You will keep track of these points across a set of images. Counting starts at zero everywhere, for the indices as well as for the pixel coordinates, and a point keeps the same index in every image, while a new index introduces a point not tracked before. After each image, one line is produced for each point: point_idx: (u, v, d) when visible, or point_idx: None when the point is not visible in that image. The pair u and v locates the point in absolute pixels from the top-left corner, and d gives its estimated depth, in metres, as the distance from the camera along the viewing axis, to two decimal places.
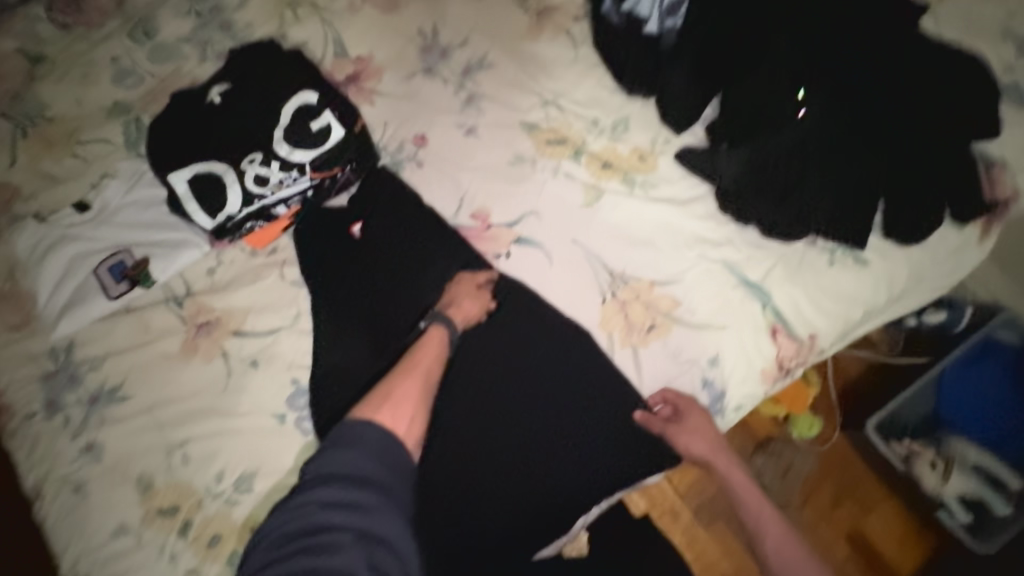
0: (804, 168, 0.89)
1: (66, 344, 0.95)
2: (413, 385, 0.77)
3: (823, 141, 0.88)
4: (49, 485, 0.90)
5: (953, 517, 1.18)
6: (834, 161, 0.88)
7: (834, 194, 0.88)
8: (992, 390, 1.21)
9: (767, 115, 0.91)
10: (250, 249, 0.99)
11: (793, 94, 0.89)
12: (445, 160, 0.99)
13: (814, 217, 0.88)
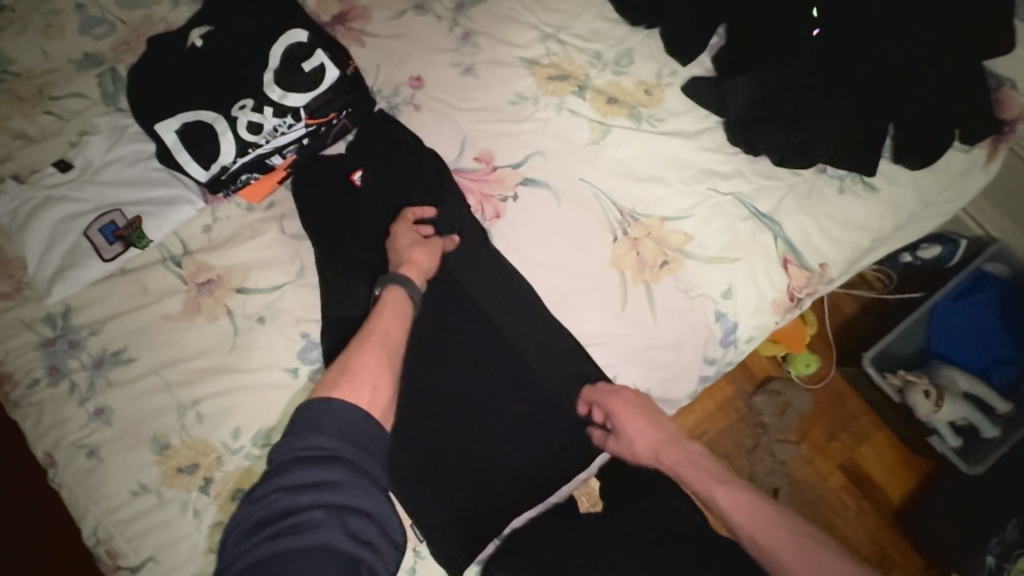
0: (818, 93, 0.85)
1: (62, 310, 0.92)
2: (372, 356, 0.73)
3: (838, 62, 0.84)
4: (61, 451, 0.88)
5: (943, 441, 1.19)
6: (848, 83, 0.84)
7: (848, 118, 0.85)
8: (979, 320, 1.25)
9: (777, 38, 0.87)
10: (246, 204, 0.95)
11: (806, 13, 0.84)
12: (444, 101, 0.95)
13: (826, 143, 0.86)
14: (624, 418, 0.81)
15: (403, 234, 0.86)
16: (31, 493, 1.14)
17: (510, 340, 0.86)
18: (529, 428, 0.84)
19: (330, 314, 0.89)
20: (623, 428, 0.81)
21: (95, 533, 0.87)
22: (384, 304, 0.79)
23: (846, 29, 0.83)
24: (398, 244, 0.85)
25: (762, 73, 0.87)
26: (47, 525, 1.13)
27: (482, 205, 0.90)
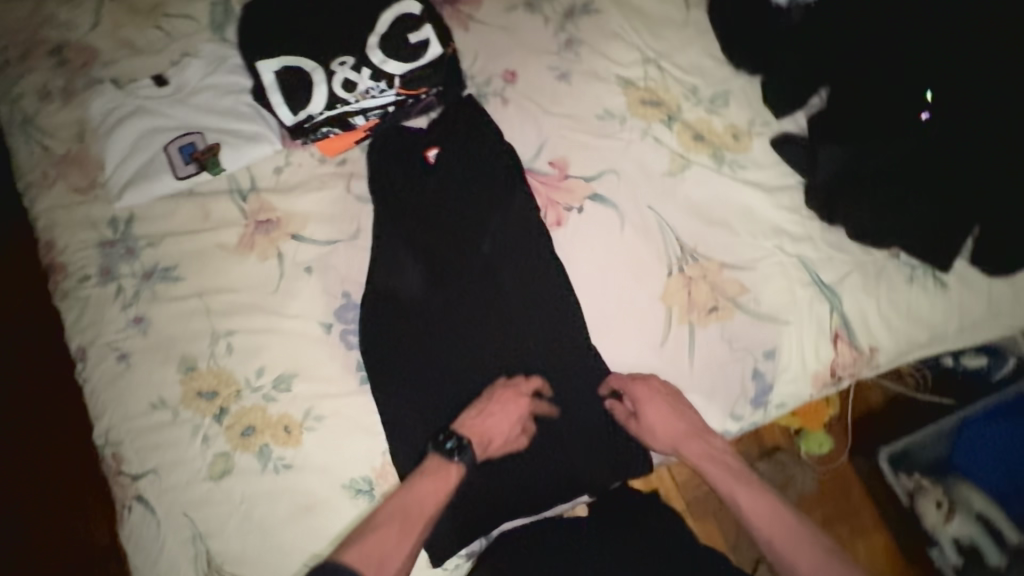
0: (910, 179, 0.84)
1: (126, 217, 0.95)
2: (397, 527, 0.74)
3: (940, 153, 0.82)
4: (95, 349, 0.91)
5: (944, 556, 1.14)
6: (944, 177, 0.82)
7: (934, 212, 0.83)
8: (1009, 445, 1.19)
9: (884, 113, 0.84)
10: (320, 155, 0.98)
11: (919, 95, 0.82)
12: (533, 102, 0.96)
13: (905, 230, 0.85)
14: (648, 414, 0.81)
15: (510, 407, 0.82)
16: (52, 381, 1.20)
17: (542, 349, 0.87)
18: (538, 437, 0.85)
19: (375, 281, 0.90)
20: (646, 423, 0.81)
21: (106, 434, 0.89)
22: (422, 471, 0.79)
23: (960, 120, 0.80)
24: (498, 420, 0.82)
25: (857, 145, 0.85)
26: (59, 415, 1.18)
27: (546, 209, 0.91)
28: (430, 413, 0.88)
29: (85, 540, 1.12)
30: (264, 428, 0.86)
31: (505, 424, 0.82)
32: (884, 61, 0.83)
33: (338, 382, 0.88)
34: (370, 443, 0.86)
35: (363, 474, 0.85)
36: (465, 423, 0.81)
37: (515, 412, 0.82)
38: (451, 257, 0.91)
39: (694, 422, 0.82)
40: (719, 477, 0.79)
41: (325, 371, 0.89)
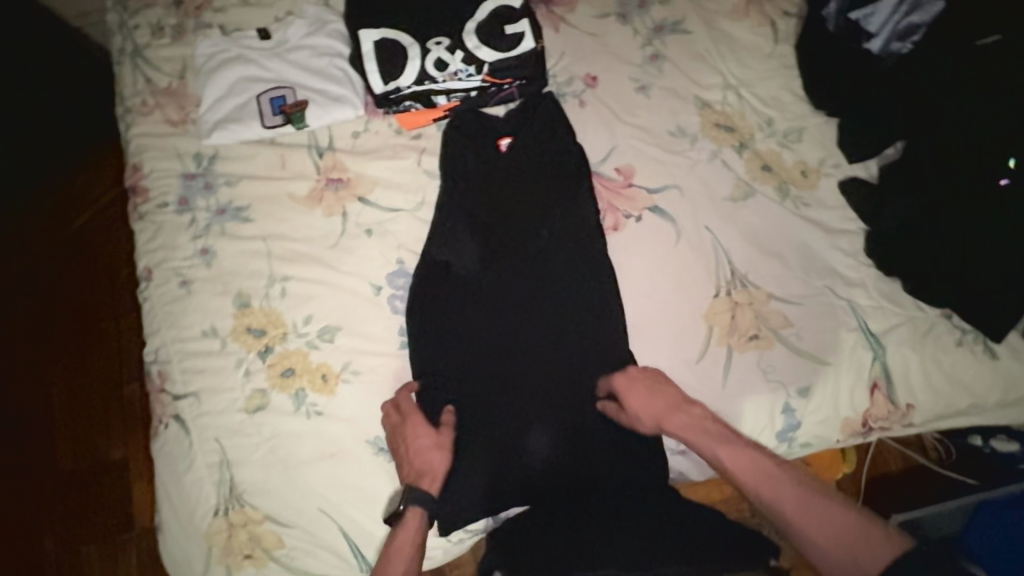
0: (976, 245, 0.81)
1: (210, 154, 1.01)
2: None
3: (1013, 224, 0.79)
4: (160, 271, 0.97)
5: None
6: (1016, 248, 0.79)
7: (996, 283, 0.81)
8: None
9: (960, 174, 0.82)
10: (397, 127, 1.02)
11: (1002, 160, 0.78)
12: (609, 108, 0.98)
13: (960, 296, 0.84)
14: (630, 396, 0.82)
15: (418, 433, 0.83)
16: (102, 307, 1.32)
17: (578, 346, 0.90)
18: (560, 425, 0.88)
19: (431, 253, 0.93)
20: (629, 404, 0.83)
21: (156, 352, 0.94)
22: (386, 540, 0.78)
23: None
24: (426, 451, 0.83)
25: (924, 201, 0.85)
26: (103, 338, 1.30)
27: (605, 212, 0.93)
28: (461, 387, 0.90)
29: (101, 456, 1.23)
30: (303, 372, 0.90)
31: (439, 452, 0.83)
32: (970, 124, 0.80)
33: (379, 342, 0.92)
34: None
35: None
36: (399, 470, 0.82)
37: (431, 433, 0.84)
38: (508, 243, 0.94)
39: (676, 399, 0.81)
40: (705, 445, 0.78)
41: (369, 329, 0.92)
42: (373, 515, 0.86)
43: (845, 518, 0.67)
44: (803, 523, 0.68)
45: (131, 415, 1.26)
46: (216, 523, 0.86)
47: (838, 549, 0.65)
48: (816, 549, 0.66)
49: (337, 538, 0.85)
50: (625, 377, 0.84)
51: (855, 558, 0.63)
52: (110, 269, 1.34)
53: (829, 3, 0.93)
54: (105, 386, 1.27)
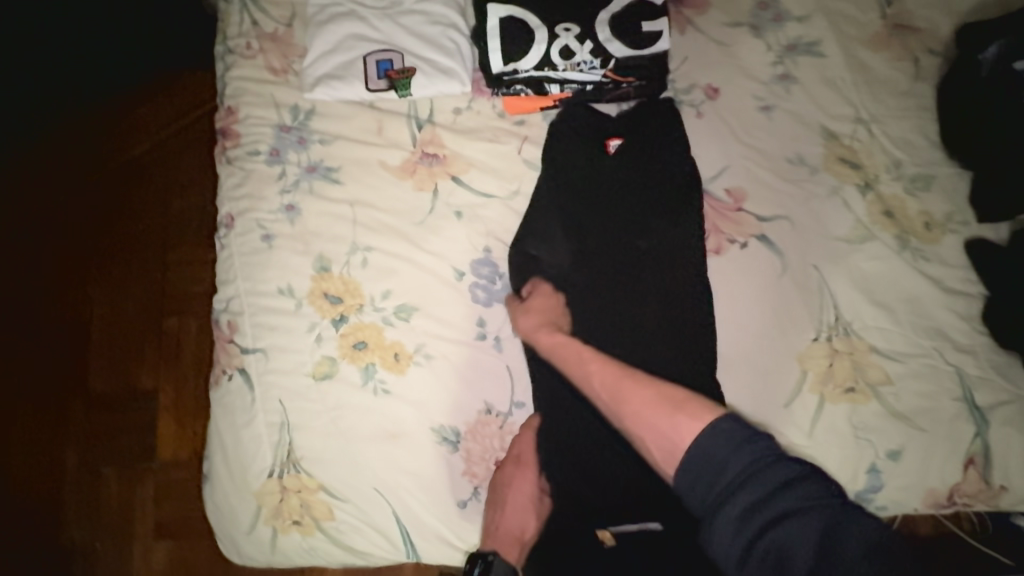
0: None
1: (308, 109, 0.98)
2: None
3: None
4: (243, 220, 0.95)
5: None
6: None
7: None
8: None
9: None
10: (501, 109, 0.98)
11: None
12: (728, 124, 0.93)
13: None
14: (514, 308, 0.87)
15: (521, 489, 0.83)
16: (153, 238, 1.31)
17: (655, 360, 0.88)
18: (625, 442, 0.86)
19: (523, 246, 0.92)
20: (512, 318, 0.87)
21: (227, 301, 0.93)
22: None
23: None
24: (514, 512, 0.82)
25: None
26: (151, 269, 1.29)
27: (709, 233, 0.88)
28: (534, 389, 0.87)
29: (134, 386, 1.24)
30: (376, 347, 0.88)
31: (524, 518, 0.83)
32: None
33: (454, 329, 0.89)
34: (471, 398, 0.86)
35: (453, 425, 0.85)
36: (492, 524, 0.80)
37: (526, 495, 0.84)
38: (604, 249, 0.94)
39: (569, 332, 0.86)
40: (569, 356, 0.81)
41: (446, 314, 0.89)
42: (427, 503, 0.84)
43: (669, 397, 0.70)
44: (638, 410, 0.72)
45: (168, 351, 1.26)
46: (269, 484, 0.85)
47: (666, 424, 0.67)
48: (658, 430, 0.68)
49: (388, 520, 0.84)
50: (526, 290, 0.90)
51: (673, 427, 0.66)
52: (165, 202, 1.32)
53: (987, 48, 0.89)
54: (147, 319, 1.27)
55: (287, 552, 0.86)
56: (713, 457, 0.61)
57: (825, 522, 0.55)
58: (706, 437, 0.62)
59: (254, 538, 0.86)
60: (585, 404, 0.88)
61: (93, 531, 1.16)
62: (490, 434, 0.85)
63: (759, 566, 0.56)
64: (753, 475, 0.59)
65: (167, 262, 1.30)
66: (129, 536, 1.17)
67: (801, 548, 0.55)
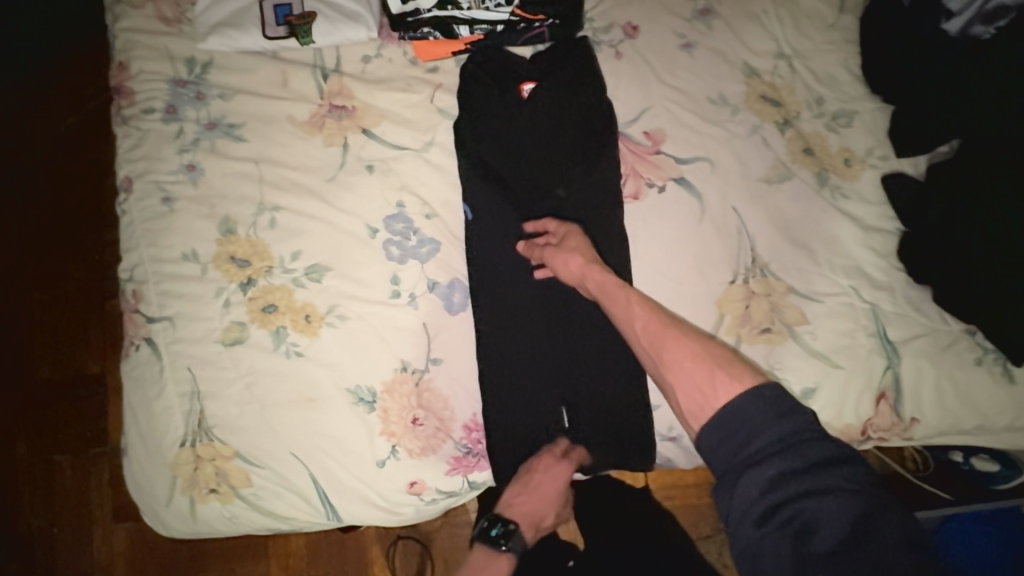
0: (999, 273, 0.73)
1: (205, 61, 0.92)
2: None
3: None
4: (141, 183, 0.89)
5: None
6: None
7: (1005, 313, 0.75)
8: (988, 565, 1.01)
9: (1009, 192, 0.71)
10: (412, 56, 0.93)
11: None
12: (647, 63, 0.89)
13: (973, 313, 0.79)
14: (556, 253, 0.80)
15: (547, 486, 0.85)
16: (79, 216, 1.24)
17: (580, 312, 0.86)
18: (543, 393, 0.85)
19: (439, 200, 0.88)
20: (552, 262, 0.80)
21: (131, 270, 0.88)
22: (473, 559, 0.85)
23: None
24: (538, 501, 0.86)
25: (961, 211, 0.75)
26: (87, 247, 1.23)
27: (627, 178, 0.85)
28: (452, 346, 0.84)
29: (78, 367, 1.19)
30: (286, 310, 0.84)
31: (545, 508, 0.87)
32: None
33: (369, 288, 0.86)
34: (387, 356, 0.83)
35: (369, 385, 0.83)
36: (514, 506, 0.86)
37: (551, 493, 0.86)
38: (525, 200, 0.88)
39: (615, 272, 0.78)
40: (611, 298, 0.73)
41: (360, 274, 0.86)
42: (348, 466, 0.82)
43: (710, 355, 0.62)
44: (672, 359, 0.64)
45: (109, 330, 1.21)
46: (183, 454, 0.82)
47: (703, 384, 0.60)
48: (689, 386, 0.61)
49: (307, 483, 0.82)
50: (566, 236, 0.81)
51: (712, 390, 0.58)
52: (89, 177, 1.25)
53: None
54: (84, 297, 1.21)
55: (209, 522, 0.84)
56: (744, 419, 0.54)
57: (866, 508, 0.48)
58: (746, 400, 0.55)
59: (173, 510, 0.84)
60: (509, 363, 0.84)
61: (49, 516, 1.14)
62: (406, 391, 0.82)
63: (780, 535, 0.49)
64: (791, 446, 0.52)
65: (105, 240, 1.23)
66: (87, 517, 1.14)
67: (832, 529, 0.48)
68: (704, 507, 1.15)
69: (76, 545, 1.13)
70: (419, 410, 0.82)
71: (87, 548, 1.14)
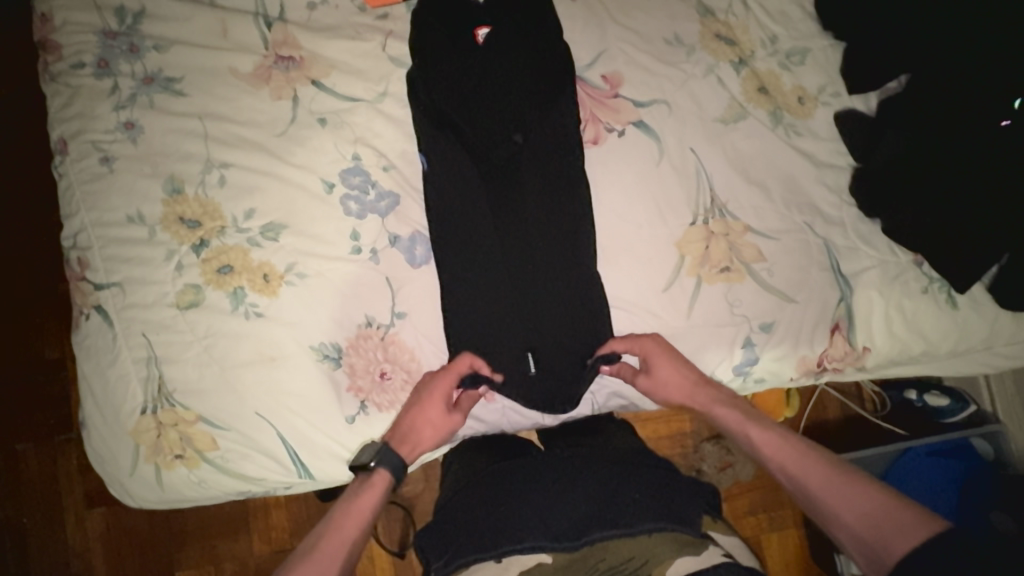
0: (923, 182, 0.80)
1: (135, 10, 0.86)
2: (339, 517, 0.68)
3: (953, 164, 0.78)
4: (77, 144, 0.84)
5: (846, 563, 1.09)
6: (946, 192, 0.79)
7: (919, 224, 0.82)
8: (939, 496, 1.07)
9: (934, 105, 0.80)
10: (360, 2, 0.90)
11: (980, 99, 0.76)
12: (602, 4, 0.88)
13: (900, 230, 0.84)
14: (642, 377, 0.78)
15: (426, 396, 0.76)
16: (15, 191, 1.16)
17: (541, 259, 0.85)
18: (510, 342, 0.84)
19: (396, 152, 0.87)
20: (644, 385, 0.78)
21: (75, 237, 0.84)
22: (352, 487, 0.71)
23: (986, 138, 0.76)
24: (438, 429, 0.76)
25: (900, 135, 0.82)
26: (29, 227, 1.16)
27: (586, 123, 0.85)
28: (417, 301, 0.83)
29: (34, 350, 1.14)
30: (242, 270, 0.82)
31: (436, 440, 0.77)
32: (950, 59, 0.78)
33: (328, 244, 0.84)
34: (351, 311, 0.83)
35: (334, 341, 0.82)
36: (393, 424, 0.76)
37: (421, 405, 0.76)
38: (484, 149, 0.85)
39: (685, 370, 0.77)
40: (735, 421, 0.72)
41: (318, 231, 0.84)
42: (316, 424, 0.82)
43: (874, 502, 0.57)
44: (820, 492, 0.61)
45: (65, 312, 1.16)
46: (144, 421, 0.80)
47: (866, 529, 0.56)
48: (847, 529, 0.58)
49: (274, 443, 0.81)
50: (651, 360, 0.79)
51: (883, 541, 0.54)
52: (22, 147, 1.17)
53: None
54: (31, 280, 1.15)
55: (176, 488, 0.83)
56: None
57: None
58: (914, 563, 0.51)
59: (138, 478, 0.82)
60: (473, 314, 0.83)
61: (16, 506, 1.10)
62: (372, 346, 0.82)
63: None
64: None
65: (48, 219, 1.17)
66: (56, 505, 1.11)
67: None
68: (677, 456, 1.20)
69: (48, 533, 1.11)
70: (386, 364, 0.82)
71: (59, 534, 1.11)
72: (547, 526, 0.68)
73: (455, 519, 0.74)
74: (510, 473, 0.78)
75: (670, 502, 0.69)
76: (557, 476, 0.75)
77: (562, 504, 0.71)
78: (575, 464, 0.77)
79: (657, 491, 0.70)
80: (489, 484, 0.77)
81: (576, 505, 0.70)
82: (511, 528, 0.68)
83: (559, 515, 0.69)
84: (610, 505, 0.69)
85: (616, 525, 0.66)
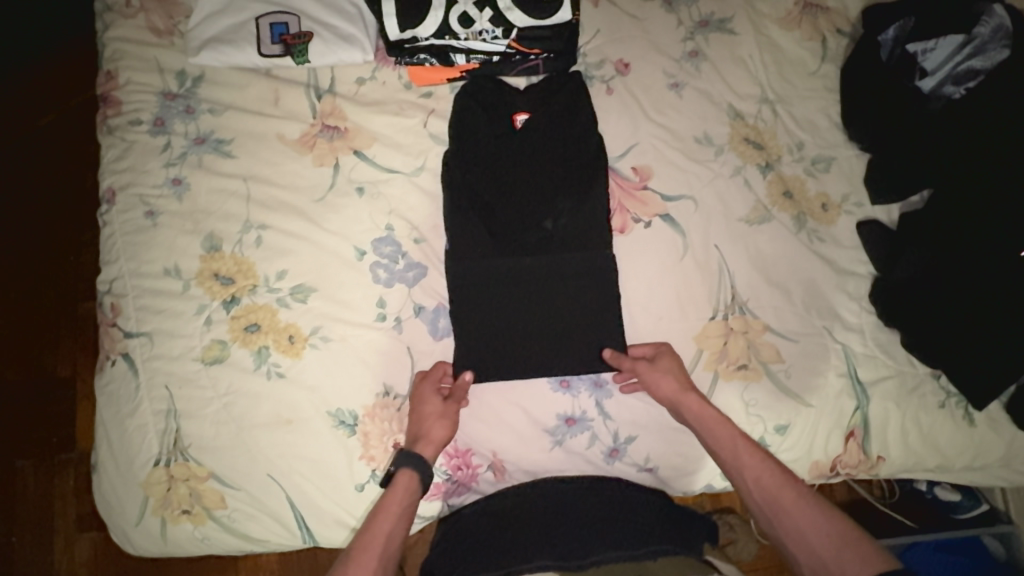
0: (936, 303, 0.81)
1: (196, 74, 0.92)
2: (393, 510, 0.73)
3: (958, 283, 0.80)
4: (124, 196, 0.87)
5: None
6: (953, 312, 0.80)
7: (934, 341, 0.83)
8: None
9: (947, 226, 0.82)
10: (407, 80, 0.95)
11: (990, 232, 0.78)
12: (636, 99, 0.92)
13: (920, 344, 0.84)
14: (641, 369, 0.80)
15: (424, 399, 0.80)
16: (46, 216, 1.17)
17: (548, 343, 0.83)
18: (523, 424, 0.83)
19: (427, 225, 0.89)
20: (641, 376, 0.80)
21: (110, 282, 0.86)
22: (394, 488, 0.74)
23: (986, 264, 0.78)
24: (437, 424, 0.78)
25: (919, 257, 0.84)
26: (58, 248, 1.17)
27: (614, 212, 0.87)
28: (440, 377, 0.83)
29: (43, 372, 1.12)
30: (269, 330, 0.84)
31: (447, 429, 0.78)
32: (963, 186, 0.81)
33: (354, 311, 0.85)
34: (370, 380, 0.84)
35: (350, 408, 0.83)
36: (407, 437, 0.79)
37: (421, 404, 0.80)
38: (513, 227, 0.86)
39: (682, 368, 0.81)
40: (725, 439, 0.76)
41: (345, 296, 0.86)
42: (326, 491, 0.82)
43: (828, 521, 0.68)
44: (791, 513, 0.70)
45: (80, 336, 1.14)
46: (156, 473, 0.81)
47: (827, 549, 0.66)
48: (806, 545, 0.67)
49: (283, 506, 0.82)
50: (653, 356, 0.82)
51: (839, 561, 0.64)
52: (60, 172, 1.19)
53: (887, 29, 0.91)
54: (47, 305, 1.15)
55: (179, 544, 0.82)
56: None
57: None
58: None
59: (143, 530, 0.82)
60: (491, 393, 0.84)
61: (8, 522, 1.06)
62: (388, 415, 0.83)
63: None
64: None
65: (81, 242, 1.17)
66: (47, 527, 1.06)
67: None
68: None
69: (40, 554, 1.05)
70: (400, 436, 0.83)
71: (42, 562, 1.05)
72: (553, 547, 0.77)
73: (467, 539, 0.79)
74: (522, 504, 0.81)
75: (680, 527, 0.79)
76: (569, 503, 0.81)
77: (578, 526, 0.79)
78: (580, 501, 0.81)
79: (668, 520, 0.80)
80: (503, 506, 0.81)
81: (586, 526, 0.79)
82: (520, 549, 0.77)
83: (571, 543, 0.77)
84: (624, 525, 0.78)
85: (626, 548, 0.76)
